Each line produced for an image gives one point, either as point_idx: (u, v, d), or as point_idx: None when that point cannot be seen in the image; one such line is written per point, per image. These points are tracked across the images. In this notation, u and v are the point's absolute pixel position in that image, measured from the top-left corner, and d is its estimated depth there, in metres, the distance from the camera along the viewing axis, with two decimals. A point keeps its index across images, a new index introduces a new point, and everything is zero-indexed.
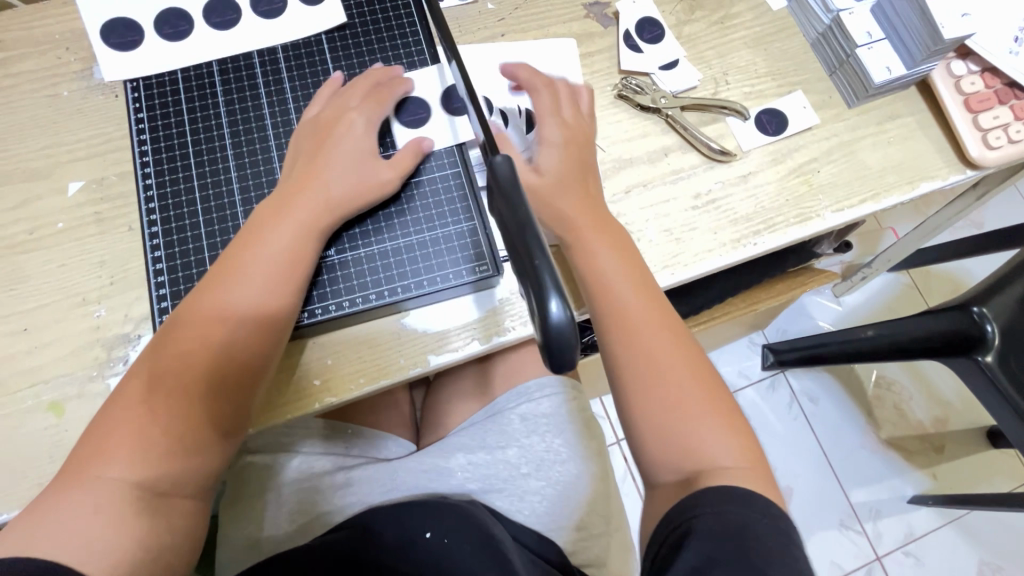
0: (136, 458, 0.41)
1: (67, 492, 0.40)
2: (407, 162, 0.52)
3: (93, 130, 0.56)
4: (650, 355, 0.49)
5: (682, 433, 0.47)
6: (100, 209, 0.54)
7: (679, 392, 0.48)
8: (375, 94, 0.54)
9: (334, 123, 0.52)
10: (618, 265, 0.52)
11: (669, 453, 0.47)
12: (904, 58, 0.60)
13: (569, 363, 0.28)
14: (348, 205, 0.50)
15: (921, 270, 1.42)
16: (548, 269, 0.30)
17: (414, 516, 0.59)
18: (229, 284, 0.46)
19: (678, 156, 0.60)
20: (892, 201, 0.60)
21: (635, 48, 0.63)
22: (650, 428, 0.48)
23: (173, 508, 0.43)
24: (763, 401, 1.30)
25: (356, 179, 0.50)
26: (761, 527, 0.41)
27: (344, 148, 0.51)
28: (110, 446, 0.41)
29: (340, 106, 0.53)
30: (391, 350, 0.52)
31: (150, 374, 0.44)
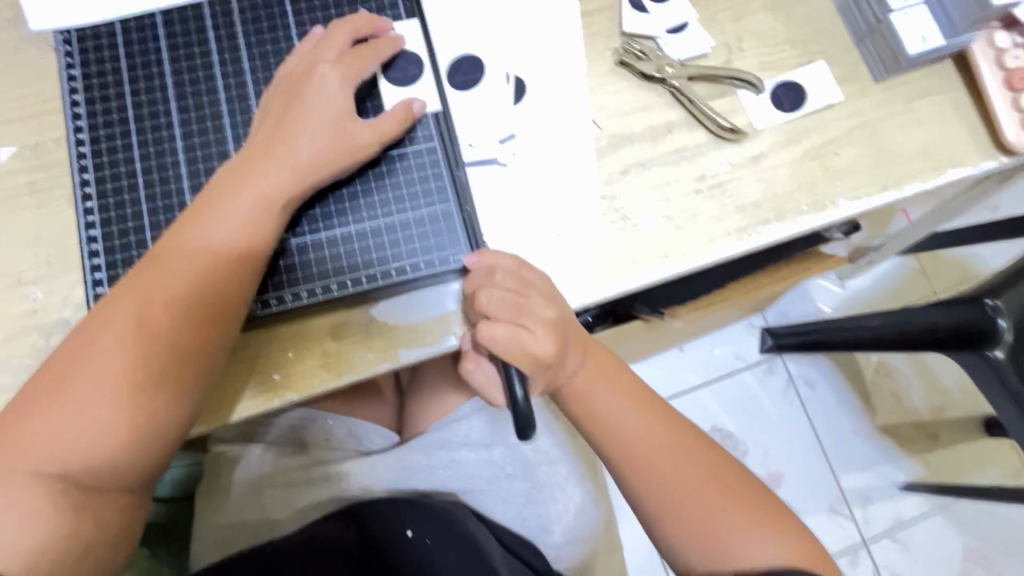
0: (66, 447, 0.37)
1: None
2: (389, 126, 0.46)
3: (24, 88, 0.49)
4: (661, 472, 0.47)
5: (705, 525, 0.45)
6: (34, 178, 0.48)
7: (704, 501, 0.46)
8: (358, 50, 0.47)
9: (305, 81, 0.45)
10: (605, 390, 0.49)
11: (700, 554, 0.45)
12: (943, 26, 0.53)
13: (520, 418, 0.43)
14: (317, 177, 0.44)
15: (929, 255, 1.36)
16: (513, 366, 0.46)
17: (396, 511, 0.55)
18: (179, 260, 0.41)
19: (682, 133, 0.54)
20: (916, 189, 0.55)
21: (640, 7, 0.56)
22: (681, 533, 0.46)
23: (103, 504, 0.39)
24: (758, 386, 1.27)
25: (329, 146, 0.44)
26: None
27: (316, 107, 0.44)
28: (37, 434, 0.37)
29: (314, 59, 0.46)
30: (361, 342, 0.48)
31: (85, 352, 0.39)
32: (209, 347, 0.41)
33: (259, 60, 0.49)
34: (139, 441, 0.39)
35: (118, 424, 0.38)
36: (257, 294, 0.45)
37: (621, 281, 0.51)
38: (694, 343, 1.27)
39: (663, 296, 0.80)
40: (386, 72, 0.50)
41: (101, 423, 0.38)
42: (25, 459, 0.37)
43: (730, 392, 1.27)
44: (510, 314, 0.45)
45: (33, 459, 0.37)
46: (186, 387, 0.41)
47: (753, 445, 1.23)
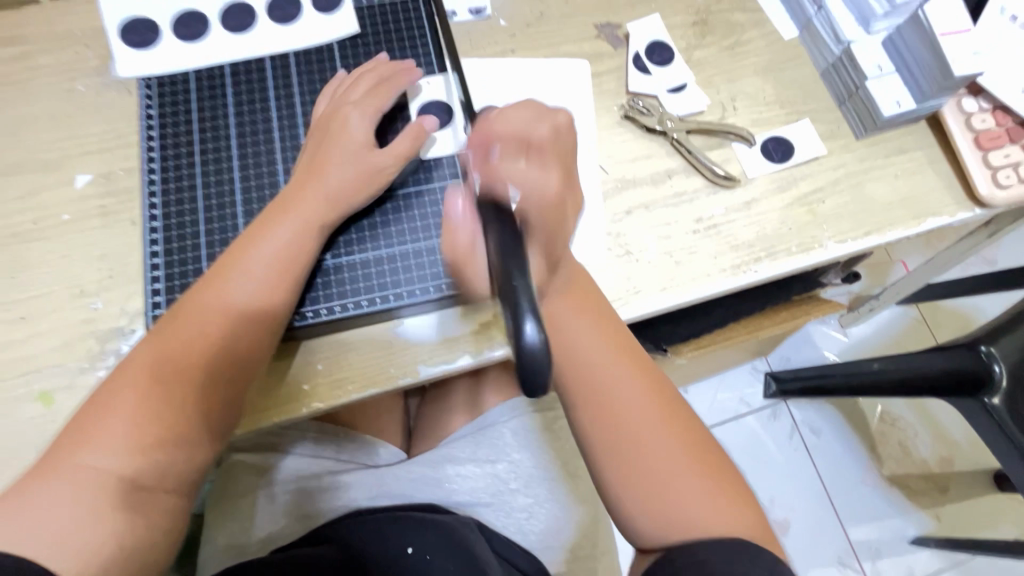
0: (123, 449, 0.41)
1: (41, 482, 0.39)
2: (404, 147, 0.52)
3: (105, 126, 0.57)
4: (625, 422, 0.47)
5: (646, 465, 0.46)
6: (104, 203, 0.55)
7: (662, 457, 0.46)
8: (376, 88, 0.54)
9: (333, 121, 0.52)
10: (577, 316, 0.49)
11: (634, 492, 0.46)
12: (913, 91, 0.60)
13: (535, 387, 0.26)
14: (350, 201, 0.50)
15: (929, 305, 1.40)
16: (525, 292, 0.27)
17: (394, 534, 0.57)
18: (226, 282, 0.46)
19: (681, 178, 0.60)
20: (898, 234, 0.59)
21: (644, 70, 0.63)
22: (614, 469, 0.47)
23: (154, 503, 0.42)
24: (763, 431, 1.28)
25: (359, 174, 0.50)
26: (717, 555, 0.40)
27: (343, 143, 0.51)
28: (91, 439, 0.41)
29: (340, 101, 0.53)
30: (383, 357, 0.52)
31: (140, 368, 0.43)
32: (253, 358, 0.46)
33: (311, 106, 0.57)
34: (192, 443, 0.44)
35: (170, 431, 0.42)
36: (296, 307, 0.51)
37: (624, 309, 0.55)
38: (699, 386, 1.30)
39: (666, 334, 0.84)
40: (421, 120, 0.57)
41: (154, 432, 0.42)
42: (85, 461, 0.40)
43: (735, 437, 1.27)
44: (513, 150, 0.44)
45: (93, 462, 0.40)
46: (231, 393, 0.45)
47: (759, 491, 1.23)
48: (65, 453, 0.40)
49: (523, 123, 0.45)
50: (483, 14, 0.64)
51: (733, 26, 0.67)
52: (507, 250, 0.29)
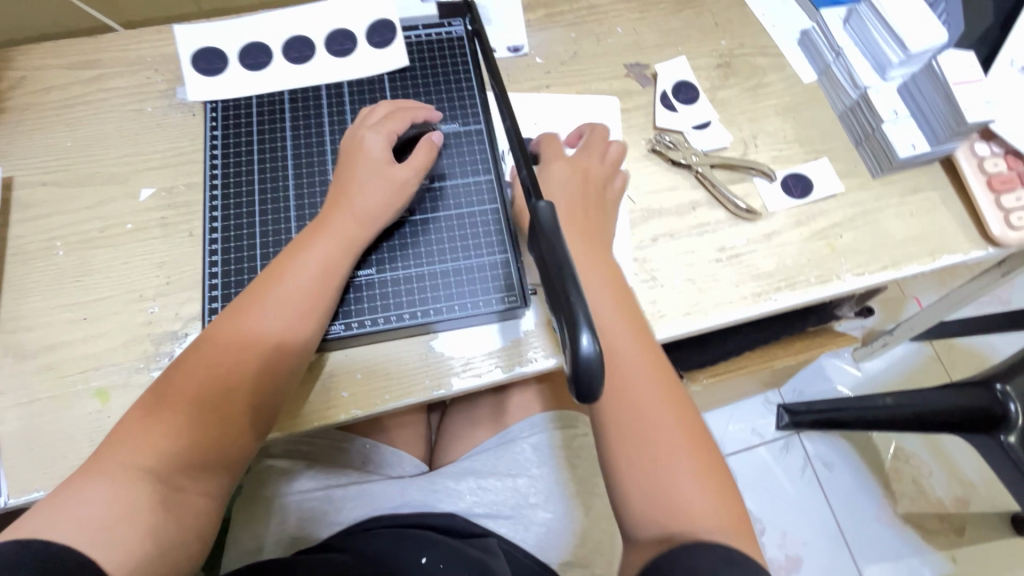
0: (164, 450, 0.44)
1: (84, 480, 0.42)
2: (421, 161, 0.56)
3: (169, 144, 0.62)
4: (631, 405, 0.49)
5: (656, 468, 0.47)
6: (165, 215, 0.59)
7: (669, 454, 0.48)
8: (392, 114, 0.57)
9: (358, 144, 0.56)
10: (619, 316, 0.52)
11: (644, 488, 0.47)
12: (928, 135, 0.63)
13: (591, 396, 0.29)
14: (380, 218, 0.54)
15: (943, 343, 1.40)
16: (582, 307, 0.30)
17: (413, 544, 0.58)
18: (263, 299, 0.49)
19: (705, 210, 0.63)
20: (913, 270, 0.62)
21: (670, 107, 0.67)
22: (630, 463, 0.48)
23: (185, 503, 0.44)
24: (775, 463, 1.28)
25: (387, 193, 0.54)
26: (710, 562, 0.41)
27: (369, 165, 0.54)
28: (135, 439, 0.44)
29: (362, 127, 0.57)
30: (419, 370, 0.55)
31: (181, 379, 0.46)
32: (284, 373, 0.49)
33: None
34: (224, 448, 0.46)
35: (205, 437, 0.45)
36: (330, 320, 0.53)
37: (650, 332, 0.58)
38: (711, 415, 1.31)
39: (683, 359, 0.86)
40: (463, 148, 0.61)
41: (189, 436, 0.45)
42: (128, 459, 0.43)
43: (747, 467, 1.27)
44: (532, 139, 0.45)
45: (135, 462, 0.43)
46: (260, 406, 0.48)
47: (770, 522, 1.22)
48: (107, 454, 0.43)
49: (567, 176, 0.57)
50: (520, 52, 0.69)
51: (755, 69, 0.71)
52: (563, 266, 0.32)
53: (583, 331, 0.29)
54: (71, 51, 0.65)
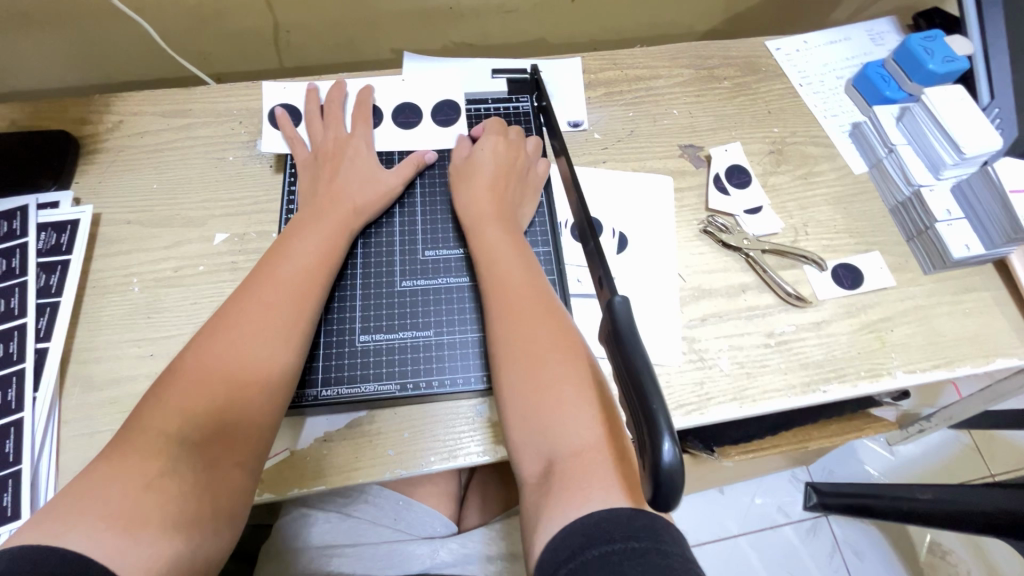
0: (178, 419, 0.43)
1: (105, 469, 0.40)
2: (406, 171, 0.62)
3: (247, 192, 0.65)
4: (526, 338, 0.48)
5: (536, 402, 0.45)
6: (236, 259, 0.62)
7: (552, 385, 0.46)
8: (360, 116, 0.65)
9: (339, 149, 0.62)
10: (497, 229, 0.56)
11: (524, 416, 0.45)
12: (983, 238, 0.64)
13: (670, 505, 0.29)
14: (370, 212, 0.60)
15: (982, 434, 1.35)
16: (664, 414, 0.30)
17: None
18: (266, 279, 0.51)
19: (754, 294, 0.64)
20: (966, 371, 0.61)
21: (723, 190, 0.69)
22: (511, 380, 0.47)
23: (216, 485, 0.42)
24: (801, 546, 1.22)
25: (368, 189, 0.60)
26: (621, 556, 0.33)
27: (352, 165, 0.61)
28: (147, 418, 0.43)
29: (338, 135, 0.63)
30: (466, 434, 0.55)
31: (190, 358, 0.46)
32: (293, 345, 0.49)
33: (427, 196, 0.64)
34: (248, 423, 0.45)
35: (217, 415, 0.44)
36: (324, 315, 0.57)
37: (697, 416, 0.57)
38: (735, 488, 1.27)
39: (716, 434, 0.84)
40: None
41: (202, 417, 0.43)
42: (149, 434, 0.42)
43: (771, 548, 1.22)
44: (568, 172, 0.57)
45: (156, 434, 0.42)
46: (270, 376, 0.47)
47: None
48: (123, 450, 0.41)
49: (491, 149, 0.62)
50: (579, 127, 0.72)
51: (807, 158, 0.73)
52: (642, 369, 0.33)
53: (664, 439, 0.29)
54: (165, 101, 0.71)
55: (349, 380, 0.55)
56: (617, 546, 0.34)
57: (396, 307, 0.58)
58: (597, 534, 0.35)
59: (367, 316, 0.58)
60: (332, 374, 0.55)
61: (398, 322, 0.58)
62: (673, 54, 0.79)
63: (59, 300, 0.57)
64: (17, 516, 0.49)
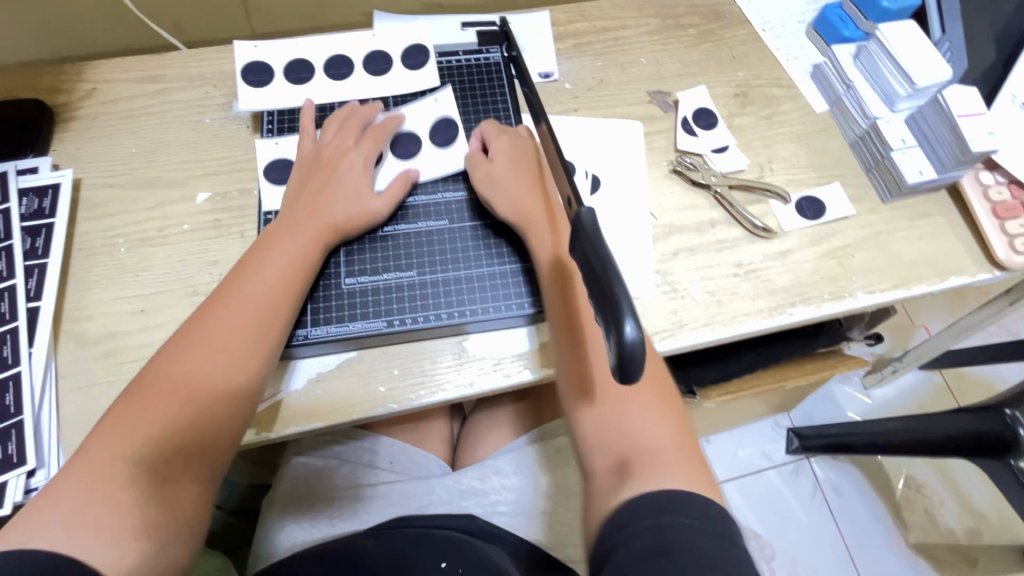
0: (140, 440, 0.44)
1: (67, 481, 0.42)
2: (394, 194, 0.60)
3: (225, 153, 0.66)
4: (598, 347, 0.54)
5: (615, 408, 0.50)
6: (219, 218, 0.63)
7: (625, 390, 0.51)
8: (372, 133, 0.62)
9: (334, 159, 0.60)
10: (560, 234, 0.58)
11: (602, 423, 0.50)
12: (935, 163, 0.67)
13: (634, 378, 0.32)
14: (347, 231, 0.58)
15: (952, 372, 1.42)
16: (626, 299, 0.33)
17: (433, 549, 0.58)
18: (242, 294, 0.51)
19: (723, 228, 0.67)
20: (923, 289, 0.65)
21: (690, 132, 0.72)
22: (584, 386, 0.52)
23: (175, 498, 0.45)
24: (786, 487, 1.28)
25: (351, 207, 0.58)
26: (689, 531, 0.40)
27: (342, 179, 0.59)
28: (109, 436, 0.44)
29: (341, 143, 0.61)
30: (453, 367, 0.58)
31: (162, 374, 0.47)
32: (259, 367, 0.50)
33: (433, 194, 0.64)
34: (210, 442, 0.47)
35: (179, 436, 0.46)
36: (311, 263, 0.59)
37: (670, 341, 0.60)
38: (720, 437, 1.32)
39: (697, 375, 0.88)
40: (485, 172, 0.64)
41: (163, 437, 0.45)
42: (106, 454, 0.43)
43: (757, 490, 1.28)
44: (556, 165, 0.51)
45: (115, 454, 0.43)
46: (235, 400, 0.48)
47: (781, 547, 1.22)
48: (86, 462, 0.43)
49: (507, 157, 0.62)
50: (550, 78, 0.74)
51: (771, 99, 0.75)
52: (605, 264, 0.35)
53: (626, 320, 0.32)
54: (137, 67, 0.71)
55: (337, 321, 0.57)
56: (688, 521, 0.40)
57: (391, 282, 0.59)
58: (664, 509, 0.42)
59: (350, 260, 0.60)
60: (320, 314, 0.57)
61: (380, 265, 0.60)
62: (639, 5, 0.81)
63: (47, 261, 0.58)
64: (24, 461, 0.50)
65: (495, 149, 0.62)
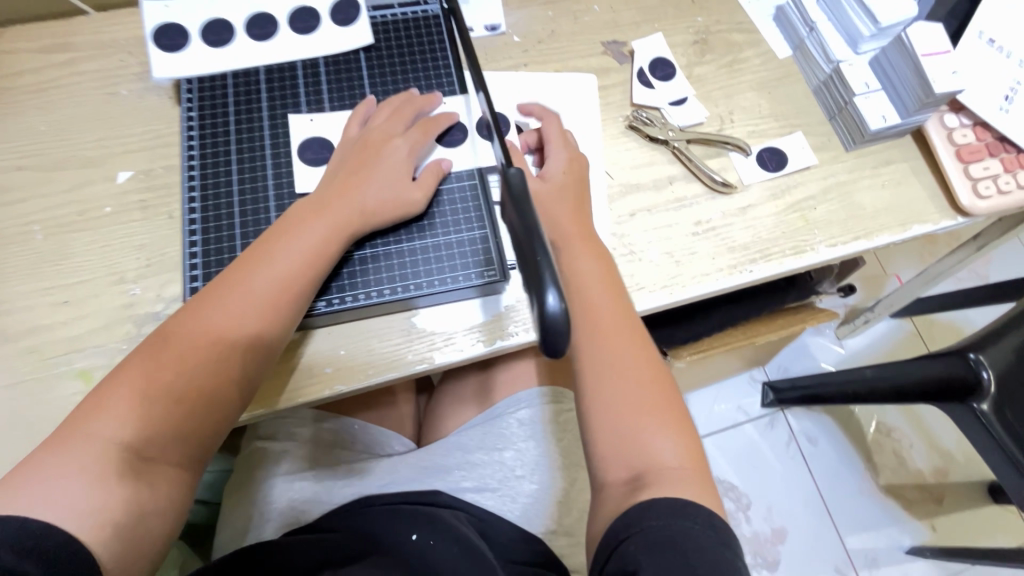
0: (138, 411, 0.45)
1: (61, 443, 0.43)
2: (430, 185, 0.57)
3: (146, 126, 0.61)
4: (615, 365, 0.51)
5: (631, 430, 0.49)
6: (144, 198, 0.59)
7: (640, 406, 0.50)
8: (422, 123, 0.59)
9: (381, 143, 0.57)
10: (585, 255, 0.54)
11: (618, 446, 0.49)
12: (898, 107, 0.65)
13: (559, 349, 0.31)
14: (380, 220, 0.54)
15: (923, 319, 1.43)
16: (549, 269, 0.32)
17: (402, 519, 0.60)
18: (264, 271, 0.50)
19: (682, 185, 0.64)
20: (885, 240, 0.63)
21: (647, 84, 0.68)
22: (601, 407, 0.50)
23: (157, 473, 0.45)
24: (761, 439, 1.30)
25: (388, 194, 0.55)
26: (696, 532, 0.42)
27: (384, 164, 0.56)
28: (108, 403, 0.45)
29: (390, 129, 0.58)
30: (401, 345, 0.55)
31: (177, 340, 0.48)
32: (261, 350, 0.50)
33: (457, 190, 0.59)
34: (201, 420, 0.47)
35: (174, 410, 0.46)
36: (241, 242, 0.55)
37: None
38: (697, 394, 1.33)
39: (666, 336, 0.87)
40: (438, 141, 0.61)
41: (161, 410, 0.46)
42: (104, 423, 0.44)
43: (732, 443, 1.30)
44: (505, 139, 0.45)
45: (112, 423, 0.44)
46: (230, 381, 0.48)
47: (756, 496, 1.25)
48: (84, 423, 0.44)
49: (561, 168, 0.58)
50: (497, 31, 0.69)
51: (732, 46, 0.71)
52: (532, 230, 0.33)
53: (548, 291, 0.31)
54: (40, 35, 0.65)
55: None
56: (699, 527, 0.43)
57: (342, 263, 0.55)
58: (673, 515, 0.43)
59: None
60: None
61: None
62: None
63: None
64: None
65: (552, 164, 0.58)
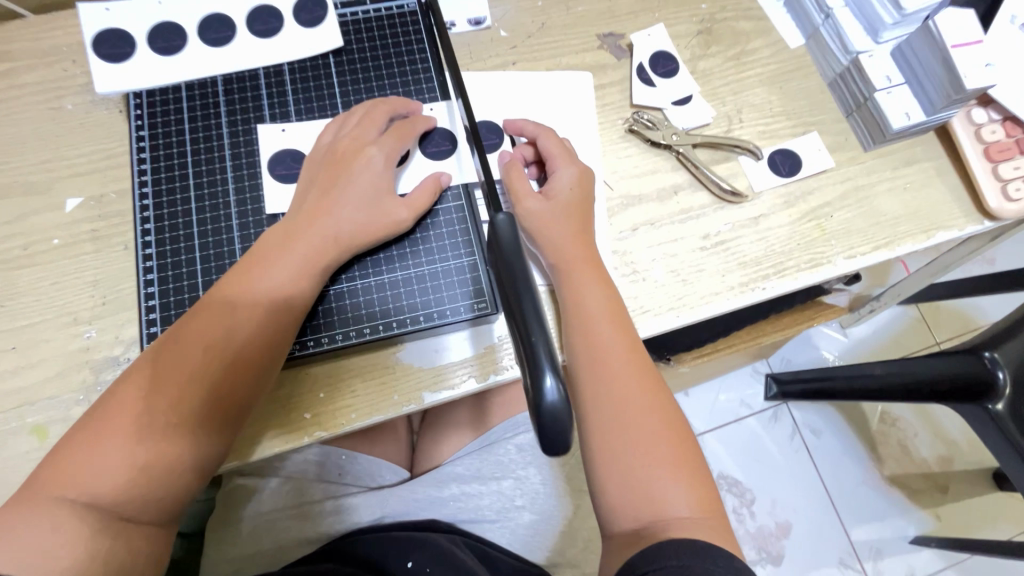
0: (106, 474, 0.40)
1: (25, 507, 0.39)
2: (420, 203, 0.51)
3: (94, 146, 0.55)
4: (624, 404, 0.46)
5: (640, 477, 0.45)
6: (96, 227, 0.53)
7: (648, 450, 0.45)
8: (397, 128, 0.53)
9: (353, 156, 0.51)
10: (590, 284, 0.50)
11: (625, 494, 0.45)
12: (923, 103, 0.59)
13: (559, 442, 0.28)
14: (355, 246, 0.49)
15: (929, 306, 1.39)
16: (545, 350, 0.30)
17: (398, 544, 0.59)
18: (236, 309, 0.45)
19: (688, 194, 0.59)
20: (907, 248, 0.59)
21: (648, 81, 0.62)
22: (607, 450, 0.46)
23: (133, 535, 0.41)
24: (765, 434, 1.28)
25: (367, 217, 0.50)
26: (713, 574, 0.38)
27: (359, 183, 0.50)
28: (75, 463, 0.40)
29: (360, 137, 0.52)
30: (386, 385, 0.51)
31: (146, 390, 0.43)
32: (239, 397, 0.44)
33: (448, 216, 0.54)
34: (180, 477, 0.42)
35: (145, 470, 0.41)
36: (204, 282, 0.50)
37: None
38: (699, 389, 1.30)
39: (670, 344, 0.83)
40: (422, 147, 0.55)
41: (134, 471, 0.41)
42: (70, 486, 0.40)
43: (735, 439, 1.27)
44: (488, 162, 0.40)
45: (79, 487, 0.40)
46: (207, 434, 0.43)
47: (760, 492, 1.23)
48: (51, 486, 0.40)
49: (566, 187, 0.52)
50: (482, 25, 0.62)
51: (739, 35, 0.65)
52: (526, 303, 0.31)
53: (545, 376, 0.29)
54: None
55: None
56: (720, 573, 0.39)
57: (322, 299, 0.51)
58: (689, 560, 0.39)
59: None
60: None
61: None
62: None
63: None
64: None
65: (558, 181, 0.52)
